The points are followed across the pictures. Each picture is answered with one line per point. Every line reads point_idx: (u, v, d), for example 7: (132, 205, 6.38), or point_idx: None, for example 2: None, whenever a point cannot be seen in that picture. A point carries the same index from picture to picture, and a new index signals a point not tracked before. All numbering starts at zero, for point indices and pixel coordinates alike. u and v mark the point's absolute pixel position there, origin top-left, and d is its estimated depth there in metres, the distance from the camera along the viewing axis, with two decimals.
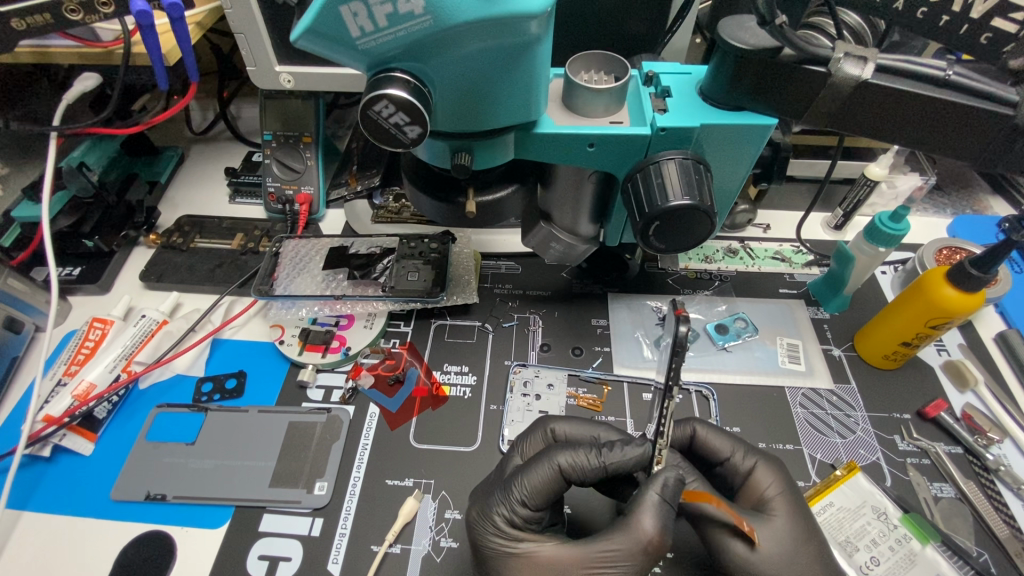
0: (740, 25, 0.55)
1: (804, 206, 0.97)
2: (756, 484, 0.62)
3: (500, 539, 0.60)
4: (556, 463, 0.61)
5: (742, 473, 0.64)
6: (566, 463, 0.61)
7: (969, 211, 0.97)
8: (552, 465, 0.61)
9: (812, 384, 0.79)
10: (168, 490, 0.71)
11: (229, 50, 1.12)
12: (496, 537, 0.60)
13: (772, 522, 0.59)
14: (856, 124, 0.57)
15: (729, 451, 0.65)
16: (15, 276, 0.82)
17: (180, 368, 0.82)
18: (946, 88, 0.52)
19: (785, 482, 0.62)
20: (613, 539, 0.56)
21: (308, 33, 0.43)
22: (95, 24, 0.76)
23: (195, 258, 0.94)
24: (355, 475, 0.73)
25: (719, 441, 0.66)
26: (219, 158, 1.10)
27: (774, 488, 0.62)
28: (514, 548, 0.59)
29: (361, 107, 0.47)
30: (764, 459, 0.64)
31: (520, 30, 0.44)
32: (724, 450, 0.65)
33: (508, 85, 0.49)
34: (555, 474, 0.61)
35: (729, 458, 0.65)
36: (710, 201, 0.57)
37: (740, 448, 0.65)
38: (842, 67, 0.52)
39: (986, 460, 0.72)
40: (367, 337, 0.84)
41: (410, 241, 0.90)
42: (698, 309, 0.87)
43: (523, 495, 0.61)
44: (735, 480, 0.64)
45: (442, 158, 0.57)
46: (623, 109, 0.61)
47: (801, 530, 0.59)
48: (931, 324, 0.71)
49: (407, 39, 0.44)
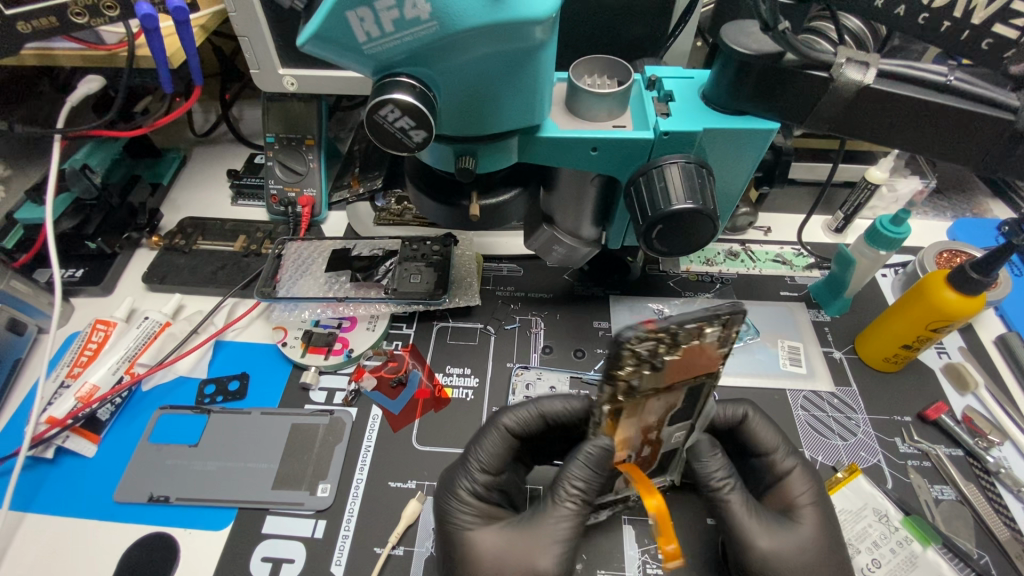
0: (741, 31, 0.56)
1: (805, 209, 0.97)
2: (789, 489, 0.63)
3: (460, 511, 0.61)
4: (502, 424, 0.65)
5: (778, 473, 0.64)
6: (511, 421, 0.65)
7: (969, 214, 0.97)
8: (499, 428, 0.65)
9: (812, 387, 0.80)
10: (171, 492, 0.72)
11: (231, 53, 1.13)
12: (456, 509, 0.61)
13: (801, 530, 0.60)
14: (860, 129, 0.57)
15: (772, 447, 0.65)
16: (18, 277, 0.82)
17: (182, 370, 0.82)
18: (947, 94, 0.53)
19: (817, 492, 0.63)
20: (554, 502, 0.58)
21: (314, 38, 0.44)
22: (99, 27, 0.77)
23: (197, 260, 0.94)
24: (358, 478, 0.73)
25: (766, 435, 0.65)
26: (221, 160, 1.11)
27: (806, 497, 0.62)
28: (471, 518, 0.61)
29: (367, 111, 0.47)
30: (802, 464, 0.64)
31: (525, 36, 0.44)
32: (770, 444, 0.65)
33: (512, 90, 0.50)
34: (503, 437, 0.64)
35: (773, 450, 0.65)
36: (713, 205, 0.57)
37: (783, 448, 0.65)
38: (843, 72, 0.52)
39: (986, 463, 0.72)
40: (369, 339, 0.84)
41: (412, 244, 0.91)
42: (699, 312, 0.88)
43: (478, 462, 0.63)
44: (768, 477, 0.65)
45: (446, 161, 0.57)
46: (626, 113, 0.61)
47: (828, 537, 0.60)
48: (932, 327, 0.72)
49: (413, 44, 0.44)
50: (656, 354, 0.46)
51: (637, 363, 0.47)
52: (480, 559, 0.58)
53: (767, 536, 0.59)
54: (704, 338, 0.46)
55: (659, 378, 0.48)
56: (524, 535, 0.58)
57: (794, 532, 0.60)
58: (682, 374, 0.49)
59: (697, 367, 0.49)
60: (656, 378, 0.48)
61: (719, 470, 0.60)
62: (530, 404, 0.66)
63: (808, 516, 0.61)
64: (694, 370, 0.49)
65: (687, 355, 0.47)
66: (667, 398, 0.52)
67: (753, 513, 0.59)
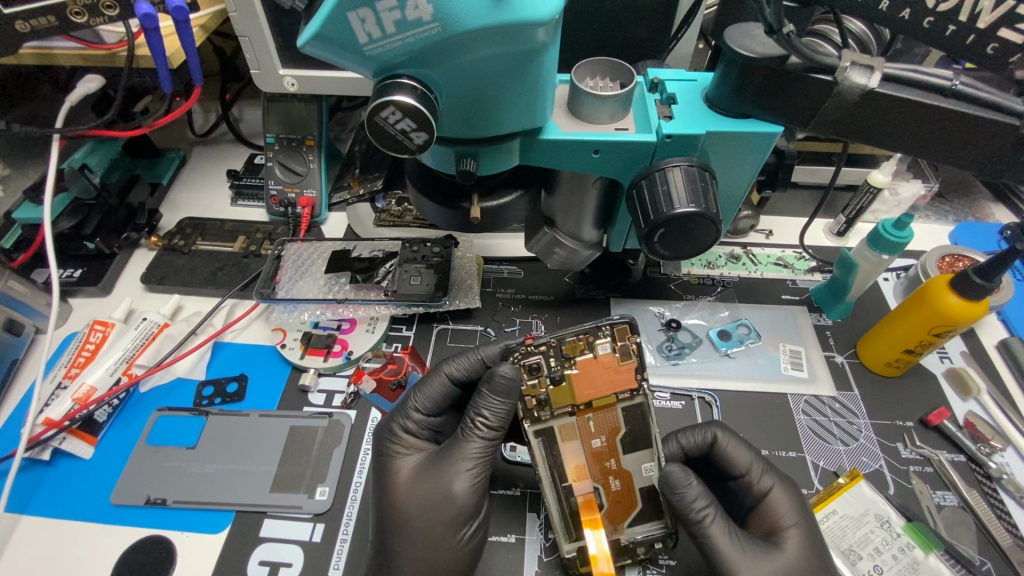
0: (746, 33, 0.55)
1: (807, 213, 0.97)
2: (773, 508, 0.63)
3: (394, 444, 0.67)
4: (444, 372, 0.69)
5: (757, 493, 0.64)
6: (451, 368, 0.69)
7: (971, 218, 0.97)
8: (441, 376, 0.69)
9: (814, 391, 0.79)
10: (169, 495, 0.71)
11: (232, 52, 1.12)
12: (393, 444, 0.67)
13: (784, 555, 0.59)
14: (864, 133, 0.57)
15: (746, 467, 0.65)
16: (15, 278, 0.82)
17: (180, 371, 0.82)
18: (953, 98, 0.52)
19: (801, 513, 0.63)
20: (471, 431, 0.64)
21: (315, 39, 0.43)
22: (99, 27, 0.76)
23: (195, 260, 0.94)
24: (356, 481, 0.72)
25: (737, 454, 0.65)
26: (221, 161, 1.10)
27: (789, 518, 0.62)
28: (403, 450, 0.67)
29: (368, 114, 0.47)
30: (781, 482, 0.64)
31: (527, 38, 0.44)
32: (742, 465, 0.65)
33: (514, 93, 0.49)
34: (444, 383, 0.69)
35: (749, 472, 0.64)
36: (716, 209, 0.57)
37: (758, 466, 0.65)
38: (848, 76, 0.52)
39: (988, 469, 0.72)
40: (368, 341, 0.83)
41: (412, 246, 0.90)
42: (700, 316, 0.87)
43: (417, 404, 0.69)
44: (749, 498, 0.65)
45: (447, 164, 0.57)
46: (629, 116, 0.60)
47: (814, 558, 0.60)
48: (934, 332, 0.71)
49: (415, 46, 0.44)
50: (548, 365, 0.65)
51: (538, 376, 0.65)
52: (401, 481, 0.64)
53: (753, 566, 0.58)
54: (595, 349, 0.65)
55: (570, 393, 0.64)
56: (443, 456, 0.65)
57: (778, 558, 0.59)
58: (592, 388, 0.64)
59: (607, 381, 0.65)
60: (568, 394, 0.65)
61: (697, 499, 0.60)
62: (472, 353, 0.69)
63: (792, 539, 0.61)
64: (603, 385, 0.65)
65: (584, 365, 0.65)
66: (601, 418, 0.66)
67: (736, 539, 0.59)
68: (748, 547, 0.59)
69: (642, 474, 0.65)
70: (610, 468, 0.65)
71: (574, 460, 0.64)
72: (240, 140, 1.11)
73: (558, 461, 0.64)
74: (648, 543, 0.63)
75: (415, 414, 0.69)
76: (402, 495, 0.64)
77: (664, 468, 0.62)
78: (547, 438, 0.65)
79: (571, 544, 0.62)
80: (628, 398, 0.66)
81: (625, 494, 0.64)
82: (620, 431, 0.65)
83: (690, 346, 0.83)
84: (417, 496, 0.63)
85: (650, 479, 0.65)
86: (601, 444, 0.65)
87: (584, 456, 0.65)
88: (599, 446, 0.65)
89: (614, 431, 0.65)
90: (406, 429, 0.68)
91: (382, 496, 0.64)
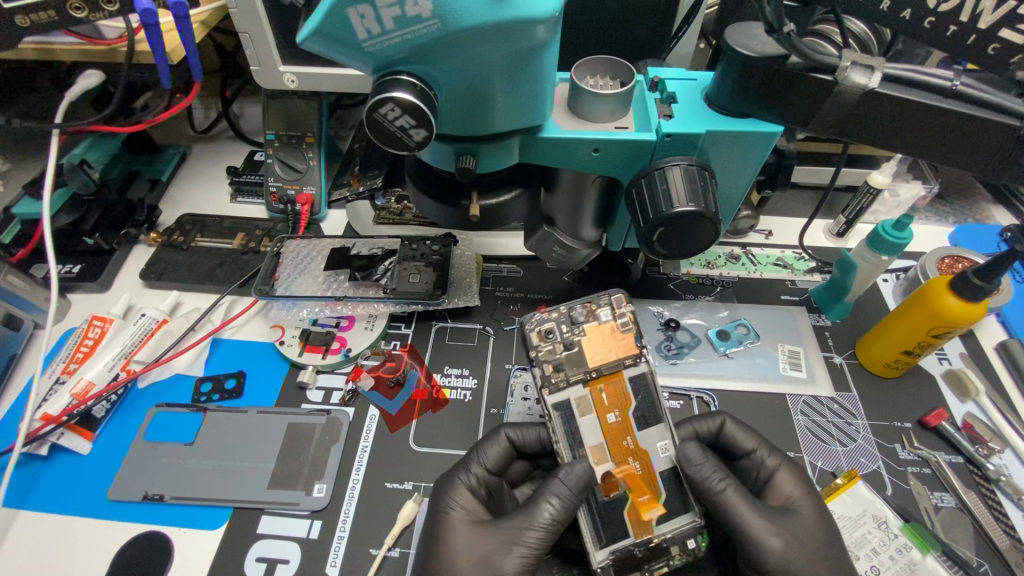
0: (746, 32, 0.55)
1: (806, 213, 0.97)
2: (780, 486, 0.65)
3: (452, 498, 0.65)
4: (506, 438, 0.70)
5: (767, 470, 0.66)
6: (513, 435, 0.70)
7: (971, 220, 0.97)
8: (503, 440, 0.70)
9: (812, 392, 0.79)
10: (166, 491, 0.71)
11: (232, 49, 1.12)
12: (452, 497, 0.65)
13: (801, 518, 0.62)
14: (865, 134, 0.56)
15: (754, 446, 0.68)
16: (14, 273, 0.82)
17: (179, 367, 0.82)
18: (953, 99, 0.52)
19: (806, 485, 0.65)
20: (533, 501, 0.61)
21: (314, 35, 0.43)
22: (98, 22, 0.76)
23: (195, 257, 0.94)
24: (355, 478, 0.72)
25: (743, 436, 0.68)
26: (220, 157, 1.10)
27: (798, 491, 0.64)
28: (462, 505, 0.65)
29: (367, 110, 0.47)
30: (787, 462, 0.66)
31: (527, 35, 0.44)
32: (748, 444, 0.68)
33: (514, 90, 0.49)
34: (505, 446, 0.69)
35: (753, 453, 0.68)
36: (715, 208, 0.56)
37: (765, 445, 0.68)
38: (848, 76, 0.52)
39: (986, 470, 0.72)
40: (367, 338, 0.83)
41: (411, 243, 0.90)
42: (699, 316, 0.87)
43: (482, 461, 0.68)
44: (761, 473, 0.67)
45: (446, 161, 0.57)
46: (628, 115, 0.60)
47: (820, 548, 0.60)
48: (933, 334, 0.71)
49: (414, 42, 0.43)
50: (559, 330, 0.67)
51: (552, 342, 0.66)
52: (455, 543, 0.62)
53: (774, 532, 0.60)
54: (597, 316, 0.68)
55: (582, 359, 0.66)
56: (501, 528, 0.62)
57: (794, 521, 0.61)
58: (601, 353, 0.66)
59: (614, 347, 0.67)
60: (579, 359, 0.66)
61: (714, 471, 0.61)
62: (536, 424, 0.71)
63: (805, 507, 0.63)
64: (611, 351, 0.66)
65: (592, 331, 0.67)
66: (612, 389, 0.66)
67: (756, 508, 0.61)
68: (768, 514, 0.61)
69: (658, 454, 0.65)
70: (627, 447, 0.64)
71: (592, 438, 0.64)
72: (240, 137, 1.11)
73: (578, 437, 0.64)
74: (680, 540, 0.61)
75: (476, 470, 0.68)
76: (453, 558, 0.61)
77: (679, 445, 0.63)
78: (565, 412, 0.65)
79: (603, 551, 0.60)
80: (634, 364, 0.66)
81: (647, 478, 0.63)
82: (631, 403, 0.65)
83: (689, 345, 0.83)
84: (467, 563, 0.60)
85: (668, 459, 0.64)
86: (616, 419, 0.65)
87: (602, 435, 0.64)
88: (615, 421, 0.65)
89: (626, 403, 0.65)
90: (466, 485, 0.67)
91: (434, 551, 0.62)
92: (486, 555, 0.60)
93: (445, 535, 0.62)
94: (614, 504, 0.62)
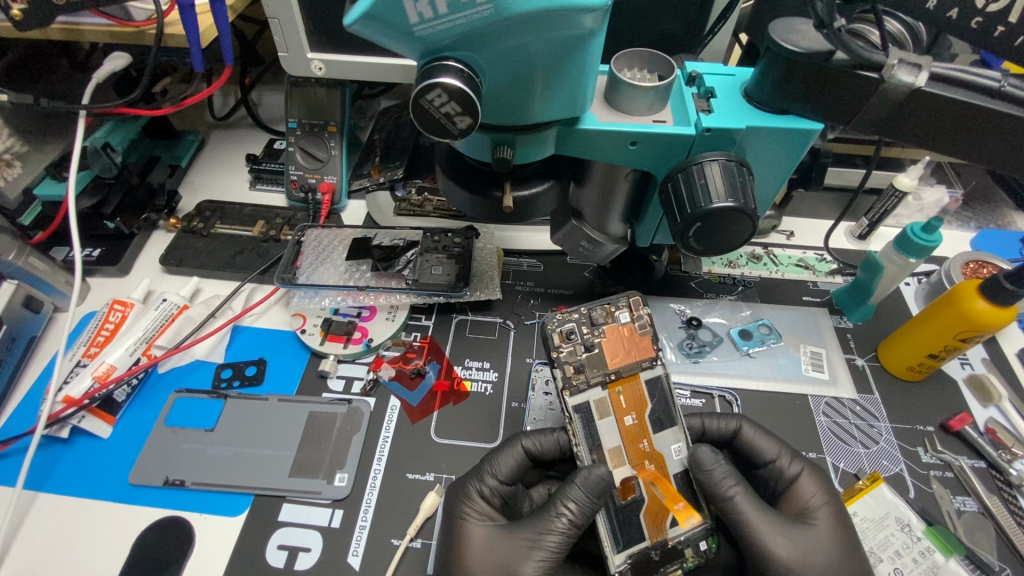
0: (790, 28, 0.55)
1: (829, 215, 0.96)
2: (801, 492, 0.64)
3: (467, 505, 0.64)
4: (522, 446, 0.68)
5: (787, 478, 0.66)
6: (530, 443, 0.68)
7: (993, 226, 0.97)
8: (518, 447, 0.68)
9: (835, 393, 0.79)
10: (187, 476, 0.71)
11: (253, 36, 1.11)
12: (467, 505, 0.64)
13: (817, 532, 0.61)
14: (907, 132, 0.56)
15: (774, 455, 0.67)
16: (36, 255, 0.81)
17: (199, 354, 0.81)
18: (999, 100, 0.52)
19: (829, 493, 0.64)
20: (552, 511, 0.60)
21: (365, 18, 0.43)
22: (128, 4, 0.75)
23: (215, 244, 0.93)
24: (376, 469, 0.72)
25: (764, 442, 0.68)
26: (239, 145, 1.10)
27: (818, 498, 0.64)
28: (478, 516, 0.64)
29: (413, 96, 0.46)
30: (809, 468, 0.66)
31: (576, 23, 0.43)
32: (770, 453, 0.67)
33: (558, 78, 0.49)
34: (521, 455, 0.68)
35: (775, 460, 0.67)
36: (753, 204, 0.56)
37: (787, 453, 0.67)
38: (895, 74, 0.51)
39: (1009, 476, 0.71)
40: (389, 329, 0.83)
41: (434, 235, 0.90)
42: (721, 315, 0.87)
43: (495, 471, 0.66)
44: (779, 484, 0.66)
45: (482, 151, 0.56)
46: (666, 109, 0.60)
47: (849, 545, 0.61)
48: (959, 338, 0.71)
49: (465, 27, 0.43)
50: (581, 331, 0.67)
51: (573, 343, 0.66)
52: (474, 547, 0.61)
53: (785, 542, 0.60)
54: (617, 319, 0.68)
55: (605, 360, 0.66)
56: (518, 535, 0.62)
57: (812, 534, 0.61)
58: (620, 354, 0.66)
59: (633, 349, 0.67)
60: (600, 361, 0.66)
61: (725, 478, 0.61)
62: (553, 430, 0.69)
63: (824, 517, 0.63)
64: (631, 354, 0.66)
65: (610, 333, 0.67)
66: (630, 392, 0.65)
67: (765, 516, 0.61)
68: (782, 527, 0.61)
69: (674, 457, 0.64)
70: (644, 450, 0.64)
71: (611, 440, 0.64)
72: (259, 125, 1.11)
73: (596, 440, 0.64)
74: (693, 542, 0.60)
75: (490, 479, 0.66)
76: (472, 565, 0.60)
77: (693, 449, 0.62)
78: (585, 415, 0.64)
79: (621, 554, 0.59)
80: (650, 367, 0.67)
81: (662, 478, 0.63)
82: (647, 406, 0.65)
83: (711, 344, 0.83)
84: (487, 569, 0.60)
85: (681, 463, 0.64)
86: (633, 421, 0.65)
87: (619, 437, 0.64)
88: (632, 424, 0.64)
89: (641, 406, 0.65)
90: (479, 495, 0.65)
91: (453, 549, 0.62)
92: (506, 559, 0.60)
93: (467, 521, 0.63)
94: (628, 501, 0.61)
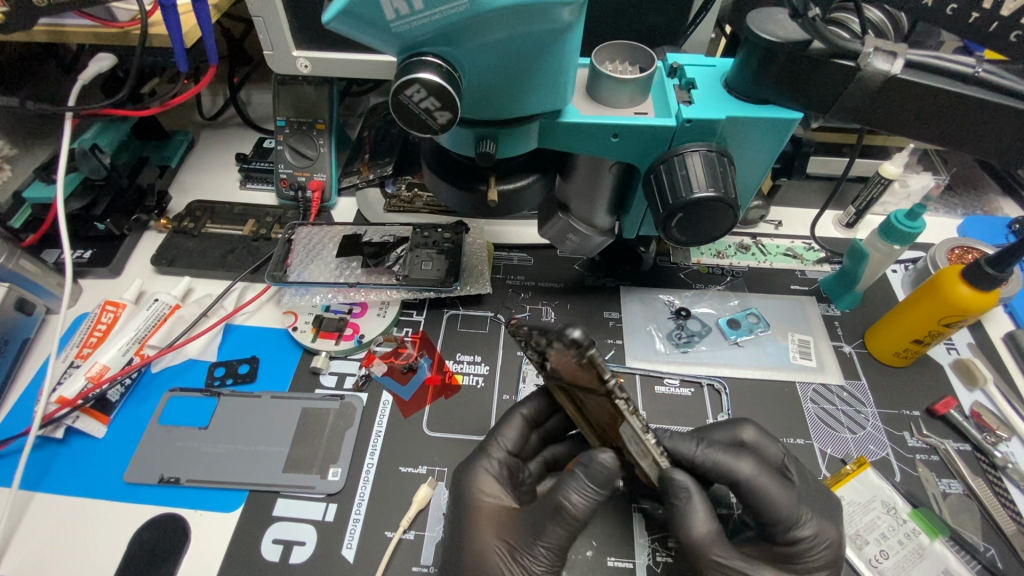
0: (769, 18, 0.55)
1: (816, 204, 0.97)
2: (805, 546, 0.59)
3: (479, 484, 0.64)
4: (522, 414, 0.69)
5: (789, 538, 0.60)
6: (529, 411, 0.69)
7: (979, 212, 0.97)
8: (518, 417, 0.69)
9: (822, 379, 0.80)
10: (182, 473, 0.72)
11: (240, 35, 1.11)
12: (479, 483, 0.64)
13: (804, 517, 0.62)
14: (885, 120, 0.57)
15: (783, 514, 0.59)
16: (27, 257, 0.82)
17: (192, 352, 0.82)
18: (975, 85, 0.52)
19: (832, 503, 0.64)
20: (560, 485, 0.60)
21: (342, 15, 0.44)
22: (112, 4, 0.76)
23: (206, 243, 0.93)
24: (369, 463, 0.73)
25: (781, 498, 0.59)
26: (229, 144, 1.10)
27: (827, 559, 0.60)
28: (490, 491, 0.64)
29: (392, 92, 0.47)
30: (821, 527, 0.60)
31: (553, 17, 0.44)
32: (783, 511, 0.59)
33: (536, 75, 0.50)
34: (522, 424, 0.69)
35: (785, 519, 0.59)
36: (734, 193, 0.57)
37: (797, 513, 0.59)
38: (870, 62, 0.52)
39: (994, 458, 0.73)
40: (380, 325, 0.84)
41: (423, 231, 0.90)
42: (710, 304, 0.88)
43: (501, 443, 0.68)
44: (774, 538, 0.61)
45: (466, 146, 0.56)
46: (647, 101, 0.61)
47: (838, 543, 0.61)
48: (943, 322, 0.72)
49: (442, 23, 0.43)
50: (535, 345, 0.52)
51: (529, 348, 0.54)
52: (481, 526, 0.62)
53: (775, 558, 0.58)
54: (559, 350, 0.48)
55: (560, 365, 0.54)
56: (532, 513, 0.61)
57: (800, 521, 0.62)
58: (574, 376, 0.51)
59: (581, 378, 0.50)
60: (556, 367, 0.54)
61: (698, 517, 0.57)
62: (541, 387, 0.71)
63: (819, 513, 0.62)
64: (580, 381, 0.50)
65: (558, 359, 0.50)
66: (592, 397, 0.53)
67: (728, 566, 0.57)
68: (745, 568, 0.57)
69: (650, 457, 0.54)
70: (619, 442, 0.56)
71: (592, 418, 0.58)
72: (249, 124, 1.11)
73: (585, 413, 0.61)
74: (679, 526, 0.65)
75: (497, 454, 0.67)
76: (484, 539, 0.61)
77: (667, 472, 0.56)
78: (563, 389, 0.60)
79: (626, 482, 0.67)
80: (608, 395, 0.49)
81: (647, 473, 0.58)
82: (612, 419, 0.52)
83: (700, 334, 0.84)
84: (496, 549, 0.61)
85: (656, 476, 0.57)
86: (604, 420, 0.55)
87: (597, 422, 0.57)
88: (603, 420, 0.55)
89: (606, 416, 0.53)
90: (490, 471, 0.66)
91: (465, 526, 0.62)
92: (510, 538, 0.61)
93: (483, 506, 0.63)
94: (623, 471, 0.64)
